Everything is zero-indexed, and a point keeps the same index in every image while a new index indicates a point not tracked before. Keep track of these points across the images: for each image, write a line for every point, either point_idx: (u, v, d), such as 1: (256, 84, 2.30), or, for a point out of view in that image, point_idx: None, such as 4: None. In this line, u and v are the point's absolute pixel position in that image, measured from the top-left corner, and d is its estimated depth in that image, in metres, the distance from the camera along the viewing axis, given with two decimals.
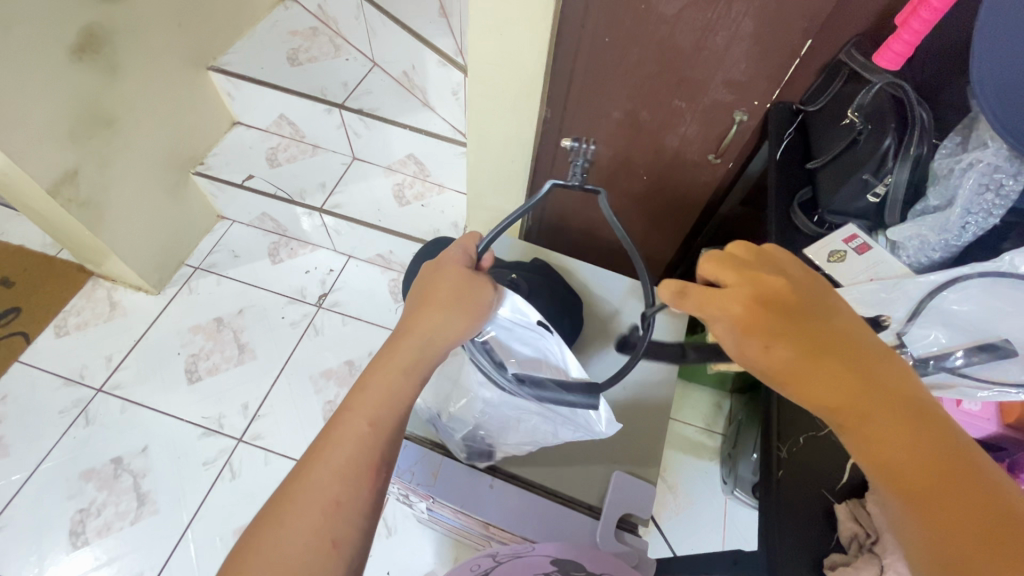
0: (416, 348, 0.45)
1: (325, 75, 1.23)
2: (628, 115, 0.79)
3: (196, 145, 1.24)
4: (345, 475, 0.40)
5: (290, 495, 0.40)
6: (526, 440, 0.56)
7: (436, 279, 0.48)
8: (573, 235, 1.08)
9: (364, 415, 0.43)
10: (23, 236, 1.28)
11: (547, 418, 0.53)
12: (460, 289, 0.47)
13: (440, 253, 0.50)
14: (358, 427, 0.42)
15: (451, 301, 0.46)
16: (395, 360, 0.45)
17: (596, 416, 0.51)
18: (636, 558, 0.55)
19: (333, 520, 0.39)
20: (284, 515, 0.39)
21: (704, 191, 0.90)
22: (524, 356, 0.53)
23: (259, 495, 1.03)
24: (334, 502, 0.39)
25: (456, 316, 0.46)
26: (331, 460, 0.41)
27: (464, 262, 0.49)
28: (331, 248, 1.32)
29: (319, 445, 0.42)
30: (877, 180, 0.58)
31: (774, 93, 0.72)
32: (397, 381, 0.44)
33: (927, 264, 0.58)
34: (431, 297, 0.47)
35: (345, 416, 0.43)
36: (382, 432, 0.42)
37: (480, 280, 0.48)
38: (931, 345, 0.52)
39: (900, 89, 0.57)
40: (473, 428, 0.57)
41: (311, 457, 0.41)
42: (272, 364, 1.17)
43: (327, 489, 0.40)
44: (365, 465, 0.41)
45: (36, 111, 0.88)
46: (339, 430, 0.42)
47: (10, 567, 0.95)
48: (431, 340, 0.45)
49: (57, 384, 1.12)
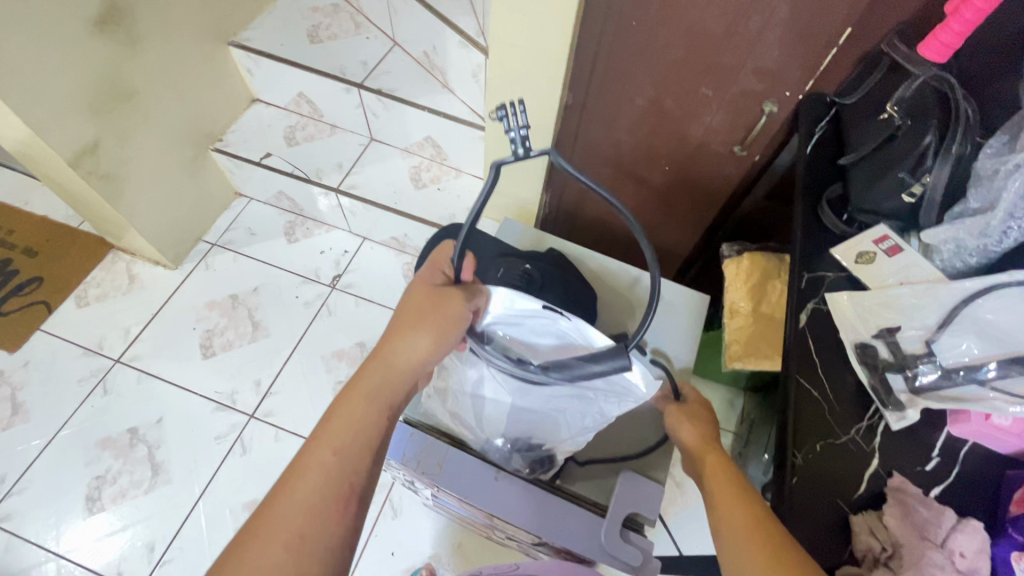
0: (378, 376, 0.45)
1: (344, 53, 1.21)
2: (651, 102, 0.76)
3: (215, 120, 1.24)
4: (309, 507, 0.40)
5: (255, 529, 0.40)
6: (580, 431, 0.54)
7: (402, 303, 0.47)
8: (590, 226, 1.06)
9: (327, 444, 0.43)
10: (46, 206, 1.30)
11: (586, 398, 0.51)
12: (420, 311, 0.46)
13: (413, 275, 0.50)
14: (322, 457, 0.42)
15: (410, 325, 0.45)
16: (358, 387, 0.45)
17: (639, 387, 0.48)
18: (640, 559, 0.53)
19: (297, 557, 0.39)
20: (247, 548, 0.39)
21: (726, 184, 0.88)
22: (546, 347, 0.49)
23: (270, 470, 1.05)
24: (297, 536, 0.39)
25: (415, 340, 0.45)
26: (295, 494, 0.41)
27: (429, 282, 0.48)
28: (346, 230, 1.32)
29: (285, 475, 0.42)
30: (914, 180, 0.55)
31: (808, 83, 0.69)
32: (360, 410, 0.44)
33: (961, 269, 0.55)
34: (396, 321, 0.47)
35: (310, 447, 0.43)
36: (347, 461, 0.43)
37: (445, 293, 0.46)
38: (963, 356, 0.50)
39: (944, 83, 0.54)
40: (526, 431, 0.56)
41: (278, 488, 0.42)
42: (285, 343, 1.18)
43: (291, 523, 0.40)
44: (331, 497, 0.41)
45: (57, 83, 0.89)
46: (303, 462, 0.42)
47: (29, 528, 0.98)
48: (396, 367, 0.46)
49: (76, 353, 1.14)
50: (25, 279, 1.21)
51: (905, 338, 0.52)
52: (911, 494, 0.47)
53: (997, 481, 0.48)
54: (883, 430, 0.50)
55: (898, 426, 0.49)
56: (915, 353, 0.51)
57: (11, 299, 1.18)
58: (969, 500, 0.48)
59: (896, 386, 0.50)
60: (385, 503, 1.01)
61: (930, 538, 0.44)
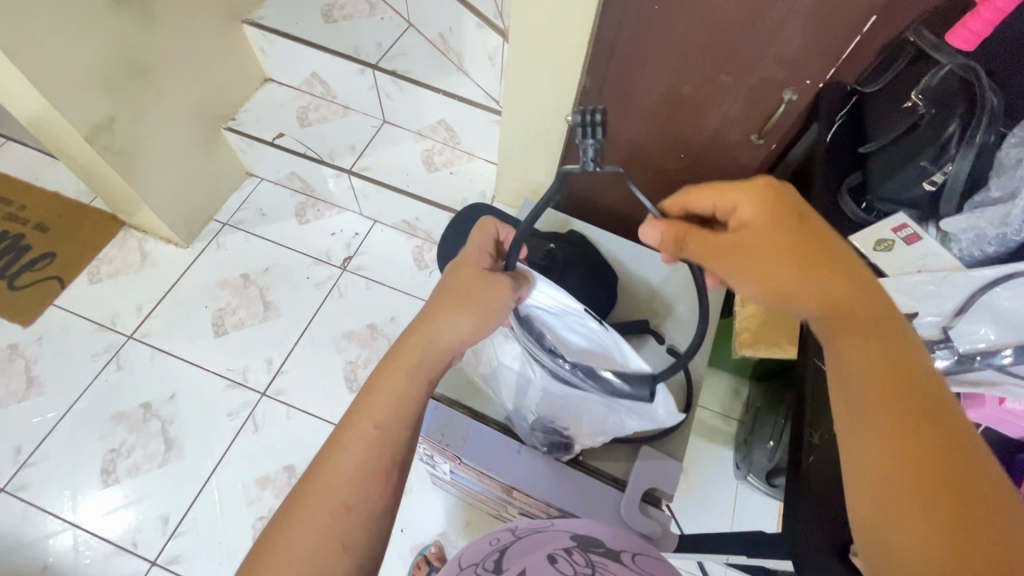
0: (419, 352, 0.45)
1: (359, 34, 1.20)
2: (669, 90, 0.76)
3: (228, 99, 1.24)
4: (355, 480, 0.41)
5: (302, 498, 0.40)
6: (596, 430, 0.56)
7: (448, 282, 0.49)
8: (604, 213, 1.07)
9: (370, 418, 0.43)
10: (58, 182, 1.30)
11: (609, 408, 0.53)
12: (467, 291, 0.47)
13: (468, 256, 0.51)
14: (365, 430, 0.42)
15: (457, 302, 0.47)
16: (400, 361, 0.45)
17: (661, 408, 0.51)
18: (659, 531, 0.54)
19: (342, 524, 0.39)
20: (295, 516, 0.39)
21: (741, 172, 0.88)
22: (579, 348, 0.52)
23: (281, 447, 1.06)
24: (343, 504, 0.40)
25: (461, 316, 0.46)
26: (340, 465, 0.41)
27: (478, 267, 0.50)
28: (357, 212, 1.32)
29: (329, 446, 0.43)
30: (936, 168, 0.56)
31: (829, 72, 0.68)
32: (403, 385, 0.44)
33: (978, 258, 0.56)
34: (441, 298, 0.48)
35: (352, 421, 0.43)
36: (388, 434, 0.42)
37: (494, 281, 0.48)
38: (978, 342, 0.51)
39: (971, 73, 0.54)
40: (547, 419, 0.58)
41: (321, 459, 0.42)
42: (296, 323, 1.19)
43: (337, 492, 0.40)
44: (373, 470, 0.41)
45: (74, 56, 0.88)
46: (347, 434, 0.42)
47: (43, 499, 1.00)
48: (438, 345, 0.46)
49: (90, 328, 1.15)
50: (38, 254, 1.21)
51: (921, 324, 0.53)
52: None
53: None
54: None
55: None
56: (931, 338, 0.52)
57: (24, 274, 1.19)
58: None
59: None
60: None
61: None
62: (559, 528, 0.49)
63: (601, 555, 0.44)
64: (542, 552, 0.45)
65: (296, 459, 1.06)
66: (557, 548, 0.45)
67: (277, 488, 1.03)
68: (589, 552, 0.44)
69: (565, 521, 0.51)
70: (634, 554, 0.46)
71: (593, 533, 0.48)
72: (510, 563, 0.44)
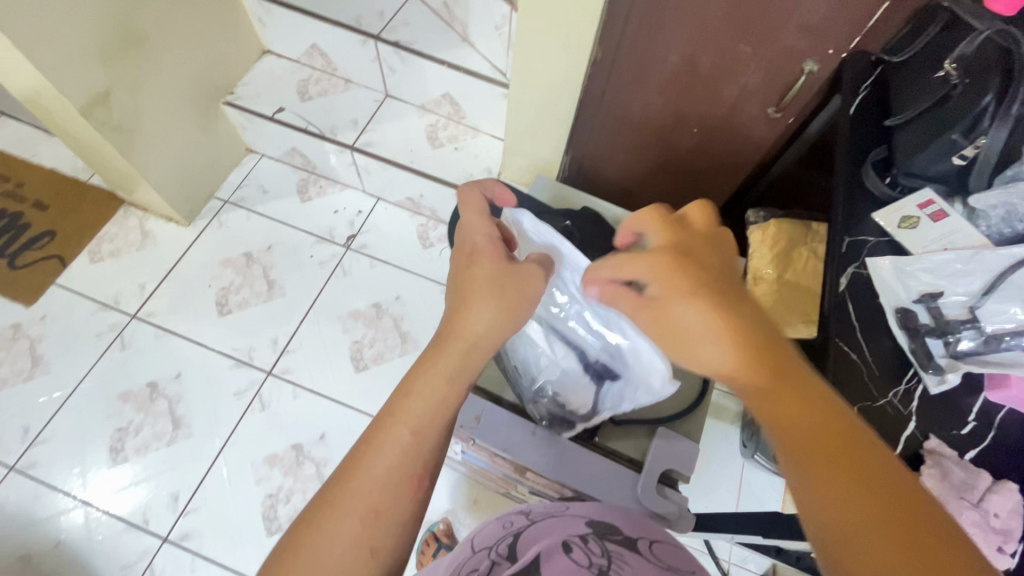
0: (459, 355, 0.44)
1: (360, 2, 1.15)
2: (686, 60, 0.73)
3: (227, 73, 1.20)
4: (387, 485, 0.40)
5: (331, 500, 0.39)
6: (599, 401, 0.57)
7: (473, 270, 0.47)
8: (612, 188, 1.04)
9: (406, 423, 0.41)
10: (55, 158, 1.27)
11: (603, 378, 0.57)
12: (499, 284, 0.46)
13: (485, 243, 0.49)
14: (400, 436, 0.41)
15: (490, 295, 0.45)
16: (439, 363, 0.43)
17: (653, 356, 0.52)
18: (676, 511, 0.54)
19: (373, 531, 0.38)
20: (326, 519, 0.38)
21: (757, 148, 0.86)
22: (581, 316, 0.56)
23: (288, 426, 1.06)
24: (373, 511, 0.39)
25: (497, 310, 0.45)
26: (372, 470, 0.40)
27: (499, 253, 0.48)
28: (360, 189, 1.30)
29: (361, 448, 0.41)
30: (968, 142, 0.54)
31: (854, 40, 0.65)
32: (441, 388, 0.43)
33: (1006, 236, 0.54)
34: (470, 292, 0.46)
35: (387, 424, 0.42)
36: (424, 442, 0.41)
37: (520, 275, 0.47)
38: (1007, 322, 0.50)
39: (1009, 39, 0.51)
40: (553, 390, 0.58)
41: (351, 462, 0.41)
42: (300, 302, 1.18)
43: (368, 498, 0.39)
44: (406, 476, 0.40)
45: (67, 27, 0.85)
46: (381, 439, 0.41)
47: (54, 477, 1.00)
48: (475, 342, 0.45)
49: (93, 307, 1.14)
50: (37, 233, 1.19)
51: (947, 304, 0.52)
52: (948, 457, 0.48)
53: None
54: (921, 394, 0.50)
55: (937, 390, 0.50)
56: (958, 318, 0.51)
57: (24, 253, 1.17)
58: (1004, 462, 0.48)
59: (936, 351, 0.50)
60: None
61: (966, 498, 0.46)
62: (574, 513, 0.49)
63: (619, 544, 0.43)
64: (558, 538, 0.44)
65: (303, 437, 1.06)
66: (571, 535, 0.44)
67: (285, 467, 1.03)
68: (606, 540, 0.43)
69: (580, 506, 0.50)
70: (650, 541, 0.46)
71: (608, 519, 0.48)
72: (525, 549, 0.44)
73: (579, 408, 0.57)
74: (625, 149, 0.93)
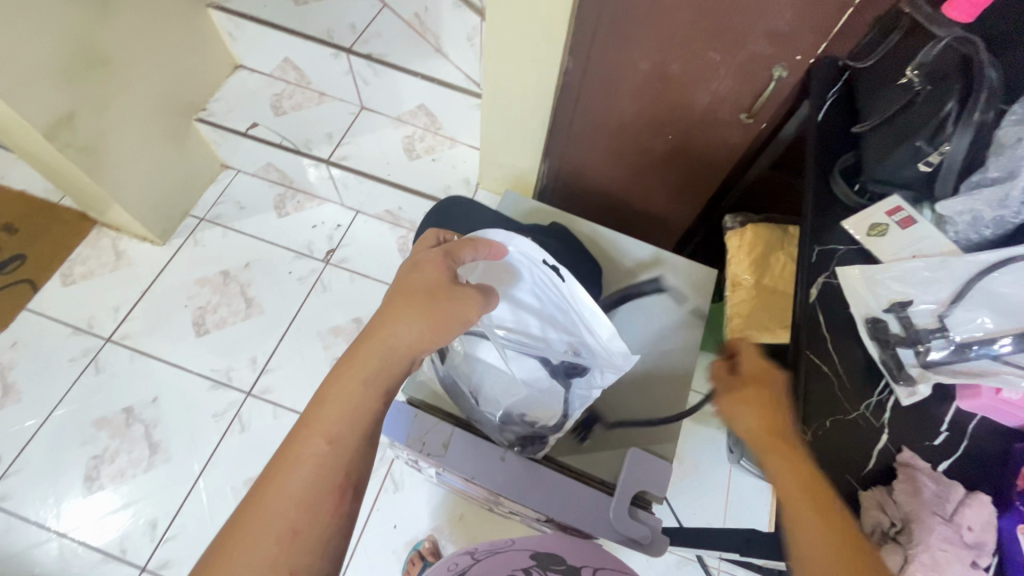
0: (376, 359, 0.43)
1: (331, 16, 1.15)
2: (656, 67, 0.72)
3: (197, 89, 1.19)
4: (304, 500, 0.38)
5: (243, 523, 0.37)
6: (563, 406, 0.55)
7: (412, 279, 0.46)
8: (588, 197, 1.04)
9: (321, 432, 0.40)
10: (24, 180, 1.25)
11: (567, 377, 0.54)
12: (431, 297, 0.45)
13: (431, 254, 0.47)
14: (316, 447, 0.40)
15: (420, 307, 0.44)
16: (354, 369, 0.42)
17: (612, 335, 0.50)
18: (649, 535, 0.53)
19: (290, 549, 0.37)
20: (237, 542, 0.37)
21: (732, 153, 0.85)
22: (535, 315, 0.54)
23: (269, 447, 1.05)
24: (290, 529, 0.37)
25: (422, 323, 0.44)
26: (287, 486, 0.39)
27: (444, 267, 0.47)
28: (338, 203, 1.28)
29: (272, 467, 0.40)
30: (932, 149, 0.53)
31: (821, 46, 0.65)
32: (356, 392, 0.42)
33: (976, 242, 0.54)
34: (399, 301, 0.45)
35: (301, 436, 0.40)
36: (342, 449, 0.40)
37: (458, 293, 0.45)
38: (976, 330, 0.49)
39: (970, 46, 0.50)
40: (517, 406, 0.55)
41: (264, 481, 0.39)
42: (279, 320, 1.16)
43: (284, 515, 0.38)
44: (324, 488, 0.39)
45: (26, 49, 0.83)
46: (295, 452, 0.39)
47: (28, 508, 0.98)
48: (392, 350, 0.43)
49: (65, 332, 1.12)
50: (7, 257, 1.17)
51: (916, 313, 0.51)
52: (921, 469, 0.47)
53: (1002, 456, 0.49)
54: (892, 405, 0.50)
55: (908, 402, 0.49)
56: (927, 327, 0.50)
57: None
58: (976, 473, 0.48)
59: (907, 360, 0.50)
60: (386, 477, 1.01)
61: (939, 513, 0.45)
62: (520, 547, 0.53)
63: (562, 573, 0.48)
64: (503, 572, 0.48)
65: None
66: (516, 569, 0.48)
67: None
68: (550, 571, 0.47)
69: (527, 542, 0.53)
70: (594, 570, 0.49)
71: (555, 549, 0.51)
72: None
73: (546, 420, 0.55)
74: (600, 157, 0.93)
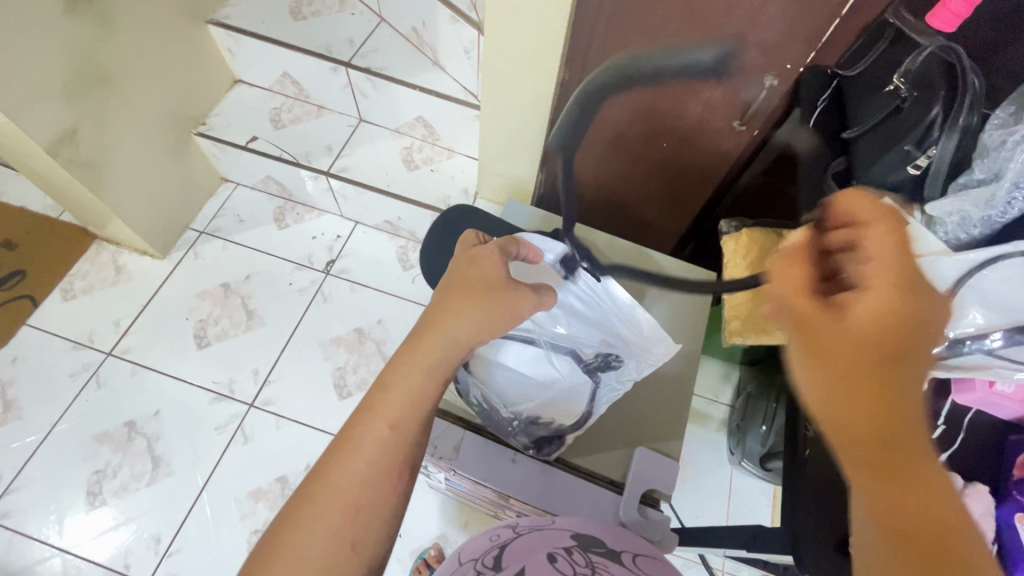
0: (439, 350, 0.44)
1: (329, 31, 1.17)
2: (650, 78, 0.74)
3: (197, 105, 1.20)
4: (366, 479, 0.40)
5: (310, 497, 0.40)
6: (590, 404, 0.57)
7: (469, 274, 0.48)
8: (586, 206, 1.06)
9: (384, 417, 0.42)
10: (23, 196, 1.25)
11: (596, 374, 0.57)
12: (489, 291, 0.47)
13: (486, 251, 0.50)
14: (378, 430, 0.42)
15: (480, 302, 0.46)
16: (418, 356, 0.44)
17: (648, 325, 0.58)
18: (659, 532, 0.55)
19: (352, 523, 0.39)
20: (304, 515, 0.39)
21: (724, 160, 0.87)
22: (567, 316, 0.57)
23: (272, 458, 1.05)
24: (352, 505, 0.40)
25: (482, 317, 0.46)
26: (352, 465, 0.41)
27: (499, 265, 0.49)
28: (338, 214, 1.29)
29: (338, 445, 0.42)
30: (920, 152, 0.55)
31: (809, 56, 0.67)
32: (417, 381, 0.43)
33: (965, 240, 0.57)
34: (459, 294, 0.47)
35: (365, 419, 0.42)
36: (402, 434, 0.42)
37: (515, 290, 0.48)
38: (969, 327, 0.50)
39: (951, 54, 0.53)
40: (542, 406, 0.57)
41: (330, 458, 0.42)
42: (281, 331, 1.17)
43: (348, 491, 0.40)
44: (384, 470, 0.41)
45: (30, 67, 0.84)
46: (358, 434, 0.42)
47: (30, 525, 0.97)
48: (451, 341, 0.45)
49: (66, 347, 1.12)
50: (7, 273, 1.17)
51: None
52: None
53: None
54: None
55: None
56: None
57: None
58: None
59: None
60: None
61: None
62: (560, 526, 0.49)
63: (602, 556, 0.44)
64: (543, 548, 0.45)
65: (288, 470, 1.04)
66: (556, 547, 0.45)
67: (270, 501, 1.01)
68: (590, 552, 0.44)
69: (565, 520, 0.51)
70: (634, 555, 0.47)
71: (593, 532, 0.49)
72: (511, 561, 0.44)
73: (566, 420, 0.57)
74: (597, 166, 0.94)
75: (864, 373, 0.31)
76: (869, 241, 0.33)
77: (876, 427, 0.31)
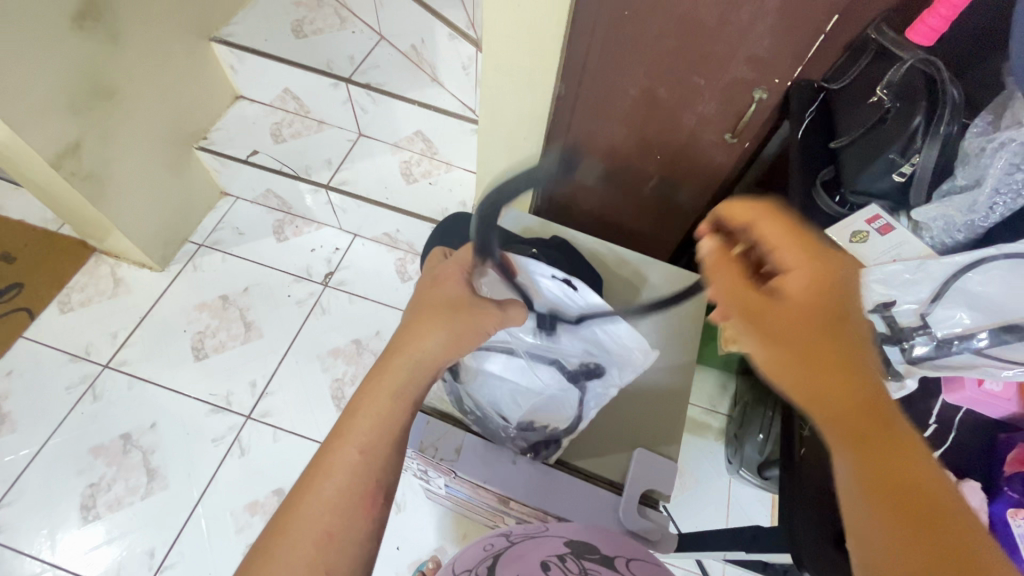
0: (405, 370, 0.46)
1: (330, 48, 1.20)
2: (644, 92, 0.76)
3: (199, 120, 1.22)
4: (336, 505, 0.41)
5: (284, 527, 0.41)
6: (578, 410, 0.58)
7: (433, 295, 0.50)
8: (583, 219, 1.08)
9: (354, 443, 0.43)
10: (23, 210, 1.26)
11: (580, 381, 0.57)
12: (452, 309, 0.49)
13: (448, 271, 0.52)
14: (349, 456, 0.43)
15: (445, 321, 0.48)
16: (386, 381, 0.46)
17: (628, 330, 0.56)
18: (658, 533, 0.55)
19: (325, 553, 0.40)
20: (276, 546, 0.40)
21: (717, 173, 0.89)
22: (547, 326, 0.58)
23: (269, 470, 1.04)
24: (325, 533, 0.40)
25: (447, 337, 0.48)
26: (324, 490, 0.42)
27: (462, 282, 0.51)
28: (337, 227, 1.31)
29: (308, 476, 0.43)
30: (904, 160, 0.57)
31: (797, 70, 0.70)
32: (386, 405, 0.45)
33: (951, 245, 0.59)
34: (426, 315, 0.49)
35: (335, 445, 0.44)
36: (373, 458, 0.43)
37: (476, 306, 0.50)
38: (955, 327, 0.53)
39: (931, 66, 0.56)
40: (533, 413, 0.58)
41: (300, 490, 0.43)
42: (279, 343, 1.17)
43: (319, 520, 0.41)
44: (357, 494, 0.42)
45: (36, 81, 0.86)
46: (329, 460, 0.43)
47: (21, 539, 0.96)
48: (422, 360, 0.47)
49: (63, 359, 1.11)
50: (5, 286, 1.17)
51: (899, 312, 0.55)
52: None
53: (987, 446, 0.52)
54: None
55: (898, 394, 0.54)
56: (911, 325, 0.54)
57: None
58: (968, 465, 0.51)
59: (894, 357, 0.54)
60: None
61: None
62: (553, 533, 0.50)
63: (596, 562, 0.45)
64: (536, 558, 0.45)
65: (285, 482, 1.03)
66: (549, 555, 0.45)
67: (266, 513, 1.00)
68: (584, 560, 0.45)
69: (559, 527, 0.51)
70: (628, 560, 0.46)
71: (585, 539, 0.49)
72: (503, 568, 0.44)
73: (558, 425, 0.58)
74: (593, 178, 0.96)
75: (815, 341, 0.37)
76: (783, 251, 0.40)
77: (846, 392, 0.35)
